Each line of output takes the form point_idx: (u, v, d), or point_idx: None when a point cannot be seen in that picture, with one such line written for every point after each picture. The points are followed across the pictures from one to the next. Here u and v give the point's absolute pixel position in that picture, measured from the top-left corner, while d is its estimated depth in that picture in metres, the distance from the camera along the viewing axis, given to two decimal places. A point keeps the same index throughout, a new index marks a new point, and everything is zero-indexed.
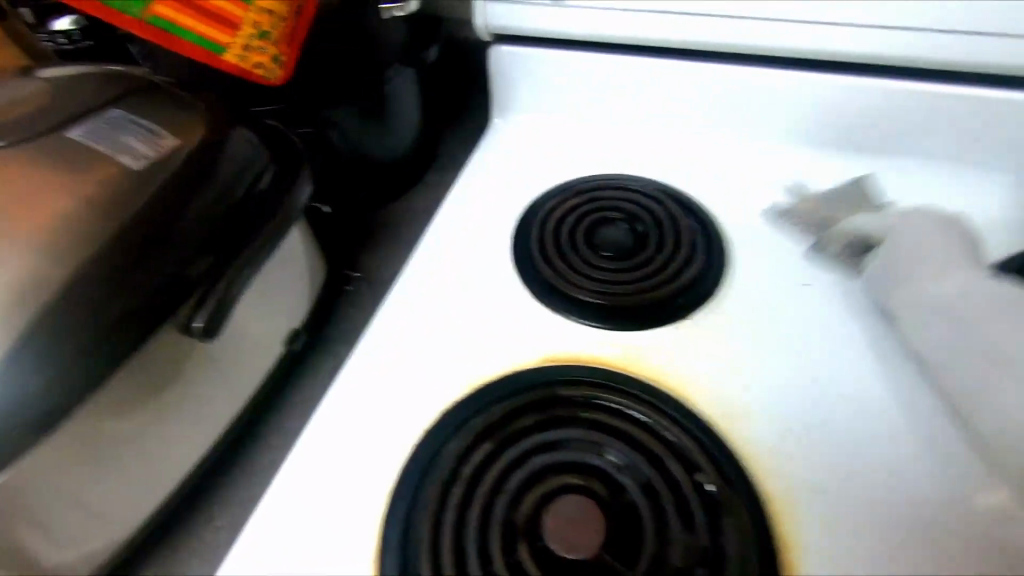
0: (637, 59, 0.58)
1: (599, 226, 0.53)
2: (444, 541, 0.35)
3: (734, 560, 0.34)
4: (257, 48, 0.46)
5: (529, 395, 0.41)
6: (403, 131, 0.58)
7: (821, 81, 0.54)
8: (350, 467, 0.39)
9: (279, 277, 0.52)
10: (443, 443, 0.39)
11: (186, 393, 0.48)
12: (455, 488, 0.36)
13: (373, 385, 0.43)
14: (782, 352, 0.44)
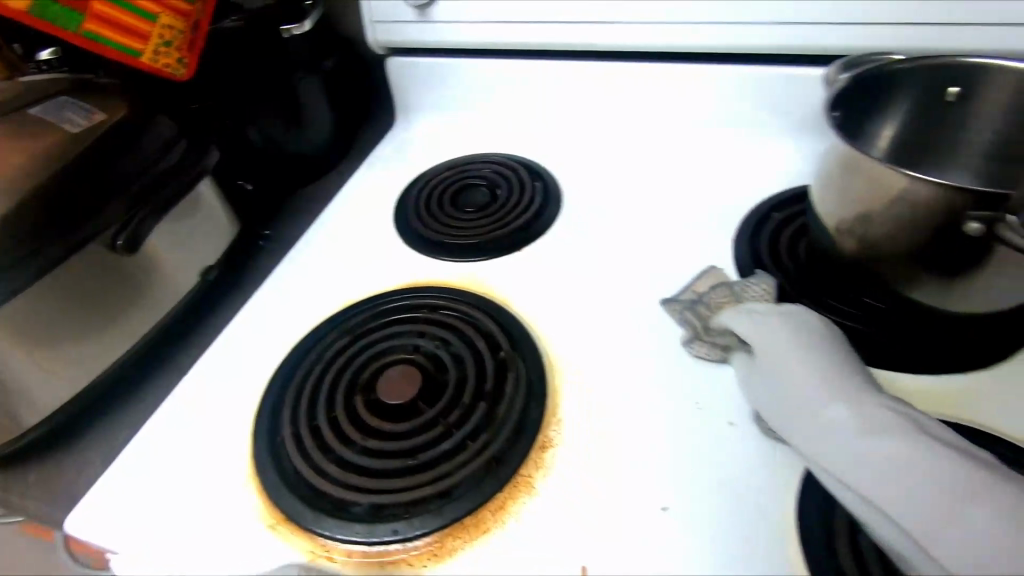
0: (502, 61, 0.71)
1: (464, 192, 0.67)
2: (303, 398, 0.47)
3: (511, 398, 0.46)
4: (167, 52, 0.50)
5: (386, 308, 0.54)
6: (315, 127, 0.70)
7: (649, 68, 0.64)
8: (244, 366, 0.52)
9: (192, 225, 0.57)
10: (316, 341, 0.52)
11: (100, 323, 0.50)
12: (317, 366, 0.49)
13: (271, 312, 0.56)
14: (589, 270, 0.56)
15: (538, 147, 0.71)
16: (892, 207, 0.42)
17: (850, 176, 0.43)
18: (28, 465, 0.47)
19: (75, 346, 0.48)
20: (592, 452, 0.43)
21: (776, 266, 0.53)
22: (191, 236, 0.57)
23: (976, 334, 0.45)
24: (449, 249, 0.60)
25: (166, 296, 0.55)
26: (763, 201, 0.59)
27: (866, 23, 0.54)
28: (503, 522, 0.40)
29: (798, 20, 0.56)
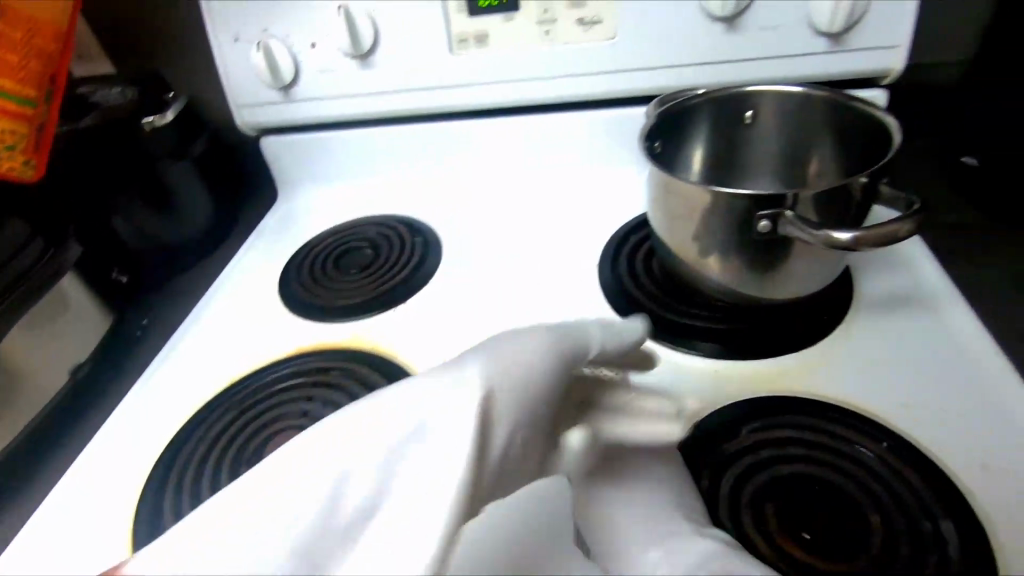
0: (373, 129, 0.74)
1: (347, 255, 0.69)
2: (186, 482, 0.46)
3: None
4: (6, 155, 0.50)
5: (273, 378, 0.55)
6: (192, 210, 0.71)
7: (508, 121, 0.70)
8: (120, 461, 0.50)
9: (54, 323, 0.55)
10: (201, 421, 0.52)
11: None
12: (201, 447, 0.49)
13: (150, 401, 0.55)
14: (471, 312, 0.59)
15: (418, 203, 0.75)
16: (708, 216, 0.47)
17: (671, 194, 0.49)
18: None
19: None
20: None
21: (636, 282, 0.58)
22: (58, 334, 0.55)
23: (804, 326, 0.51)
24: (338, 311, 0.61)
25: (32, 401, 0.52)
26: (622, 226, 0.65)
27: (680, 66, 0.62)
28: None
29: (624, 69, 0.63)
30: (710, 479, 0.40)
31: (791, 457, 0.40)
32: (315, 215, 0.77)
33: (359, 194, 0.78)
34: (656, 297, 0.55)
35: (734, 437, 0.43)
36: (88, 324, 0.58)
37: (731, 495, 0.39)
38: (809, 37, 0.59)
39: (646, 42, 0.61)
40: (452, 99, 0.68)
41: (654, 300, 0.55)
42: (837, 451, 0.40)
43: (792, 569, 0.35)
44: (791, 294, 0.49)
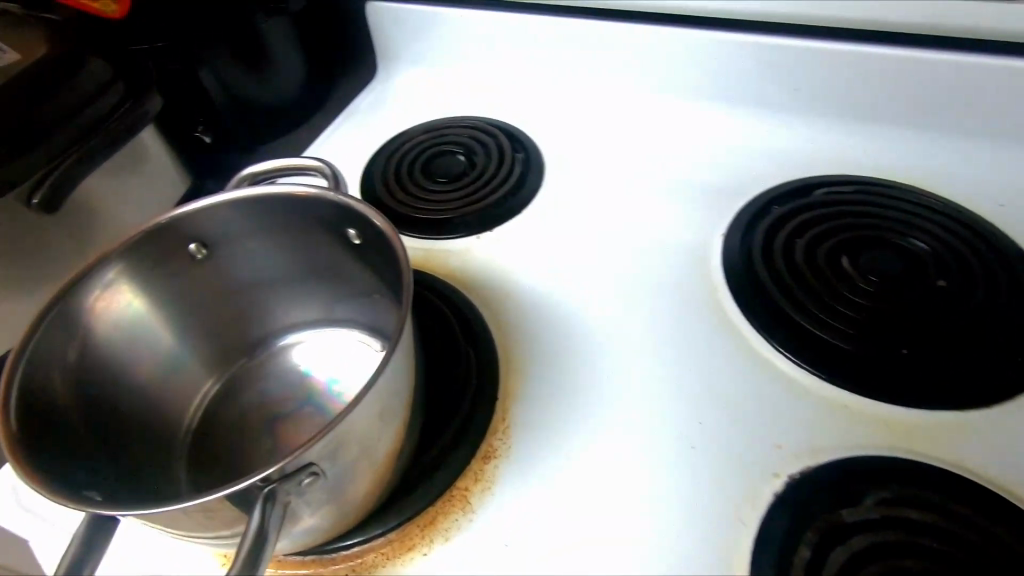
0: (493, 13, 0.64)
1: (439, 156, 0.61)
2: (246, 395, 0.40)
3: (473, 399, 0.42)
4: None
5: (339, 286, 0.41)
6: (287, 77, 0.64)
7: (653, 31, 0.59)
8: (174, 355, 0.39)
9: (127, 183, 0.53)
10: (255, 334, 0.42)
11: (37, 267, 0.48)
12: (246, 360, 0.42)
13: (190, 291, 0.39)
14: (561, 254, 0.52)
15: (528, 112, 0.65)
16: (332, 263, 0.40)
17: (407, 340, 0.31)
18: None
19: (11, 294, 0.46)
20: (541, 475, 0.39)
21: (769, 266, 0.48)
22: (131, 187, 0.54)
23: (974, 357, 0.41)
24: (274, 377, 0.41)
25: (163, 450, 0.37)
26: (763, 193, 0.54)
27: None
28: (431, 541, 0.37)
29: None
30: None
31: (938, 561, 0.32)
32: (411, 103, 0.69)
33: (464, 87, 0.69)
34: (791, 293, 0.45)
35: (858, 505, 0.35)
36: (159, 186, 0.56)
37: None
38: None
39: None
40: None
41: (790, 297, 0.45)
42: (957, 519, 0.34)
43: None
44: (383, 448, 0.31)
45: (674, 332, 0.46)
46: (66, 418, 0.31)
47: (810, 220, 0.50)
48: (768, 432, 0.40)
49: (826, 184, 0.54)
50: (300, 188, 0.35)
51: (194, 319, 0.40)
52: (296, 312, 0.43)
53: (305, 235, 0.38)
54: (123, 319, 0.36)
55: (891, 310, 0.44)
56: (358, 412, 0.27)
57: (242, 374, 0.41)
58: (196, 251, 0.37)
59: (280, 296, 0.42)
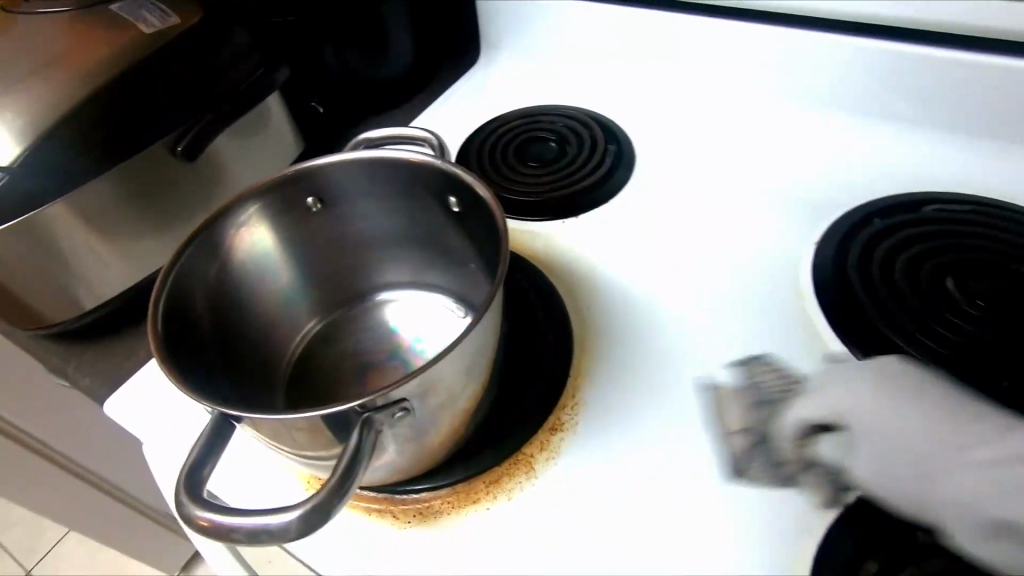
0: (601, 6, 0.66)
1: (533, 141, 0.63)
2: (344, 340, 0.44)
3: (546, 373, 0.43)
4: None
5: (434, 251, 0.44)
6: (399, 56, 0.68)
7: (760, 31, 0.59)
8: (286, 296, 0.43)
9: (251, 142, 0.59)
10: (355, 287, 0.46)
11: (174, 207, 0.54)
12: (344, 310, 0.46)
13: (306, 239, 0.42)
14: (644, 246, 0.52)
15: (624, 105, 0.66)
16: (431, 228, 0.42)
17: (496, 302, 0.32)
18: (107, 334, 0.52)
19: (152, 229, 0.53)
20: (605, 456, 0.40)
21: (863, 279, 0.46)
22: (253, 145, 0.59)
23: None
24: (368, 328, 0.44)
25: (269, 375, 0.41)
26: (865, 204, 0.52)
27: None
28: (494, 497, 0.39)
29: None
30: None
31: None
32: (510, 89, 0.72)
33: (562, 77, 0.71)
34: (886, 310, 0.44)
35: (939, 531, 0.34)
36: (276, 147, 0.62)
37: None
38: None
39: None
40: None
41: (884, 314, 0.44)
42: None
43: None
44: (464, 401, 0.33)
45: (754, 333, 0.45)
46: (199, 335, 0.35)
47: (914, 236, 0.48)
48: None
49: (937, 201, 0.51)
50: (413, 155, 0.37)
51: (307, 264, 0.44)
52: (391, 271, 0.46)
53: (409, 198, 0.41)
54: (251, 253, 0.40)
55: (997, 338, 0.41)
56: (449, 360, 0.29)
57: (341, 321, 0.45)
58: (312, 204, 0.40)
59: (381, 254, 0.45)
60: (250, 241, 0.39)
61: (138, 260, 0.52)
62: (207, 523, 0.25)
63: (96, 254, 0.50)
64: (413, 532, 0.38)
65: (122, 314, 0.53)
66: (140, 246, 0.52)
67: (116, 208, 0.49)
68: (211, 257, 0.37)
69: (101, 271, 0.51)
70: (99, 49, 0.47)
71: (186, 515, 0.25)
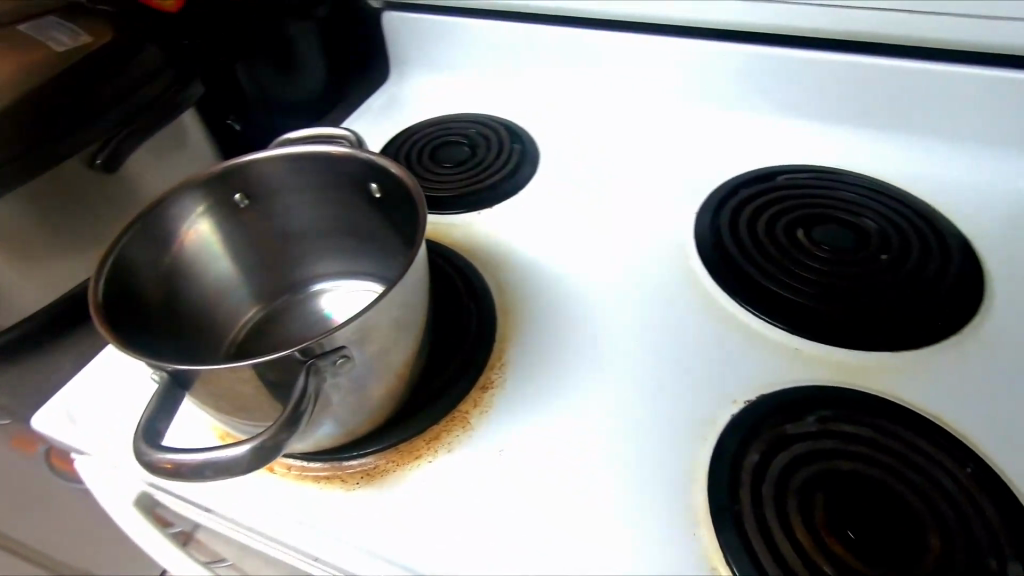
0: (496, 23, 0.73)
1: (446, 144, 0.68)
2: (282, 328, 0.46)
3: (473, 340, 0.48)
4: None
5: (364, 243, 0.47)
6: (309, 73, 0.72)
7: (635, 39, 0.68)
8: (226, 288, 0.45)
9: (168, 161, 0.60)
10: (293, 278, 0.48)
11: (89, 224, 0.54)
12: (282, 300, 0.48)
13: (243, 235, 0.44)
14: (552, 229, 0.58)
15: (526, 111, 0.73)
16: (360, 222, 0.45)
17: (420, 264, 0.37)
18: (31, 355, 0.51)
19: (71, 244, 0.53)
20: (532, 404, 0.45)
21: (734, 239, 0.54)
22: (171, 163, 0.60)
23: (908, 310, 0.47)
24: (305, 317, 0.47)
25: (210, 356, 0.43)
26: (733, 178, 0.61)
27: (825, 6, 0.58)
28: (435, 452, 0.42)
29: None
30: (806, 478, 0.37)
31: (864, 460, 0.38)
32: (420, 101, 0.77)
33: (469, 89, 0.78)
34: (753, 261, 0.52)
35: (801, 421, 0.40)
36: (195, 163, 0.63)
37: (779, 479, 0.37)
38: None
39: None
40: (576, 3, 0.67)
41: (751, 264, 0.52)
42: (883, 429, 0.39)
43: (831, 541, 0.35)
44: (398, 358, 0.37)
45: (651, 289, 0.52)
46: (142, 316, 0.37)
47: (771, 201, 0.57)
48: (728, 368, 0.46)
49: (787, 171, 0.61)
50: (338, 149, 0.41)
51: (250, 256, 0.46)
52: (325, 264, 0.48)
53: (336, 190, 0.44)
54: (198, 245, 0.42)
55: (840, 274, 0.50)
56: (380, 311, 0.33)
57: (281, 309, 0.48)
58: (241, 201, 0.43)
59: (317, 247, 0.48)
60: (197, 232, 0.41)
61: (57, 277, 0.53)
62: (169, 464, 0.29)
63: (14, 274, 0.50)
64: (362, 493, 0.41)
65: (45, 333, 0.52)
66: (60, 262, 0.53)
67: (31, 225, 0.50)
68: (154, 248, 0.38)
69: (21, 291, 0.50)
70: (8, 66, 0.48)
71: (148, 459, 0.29)
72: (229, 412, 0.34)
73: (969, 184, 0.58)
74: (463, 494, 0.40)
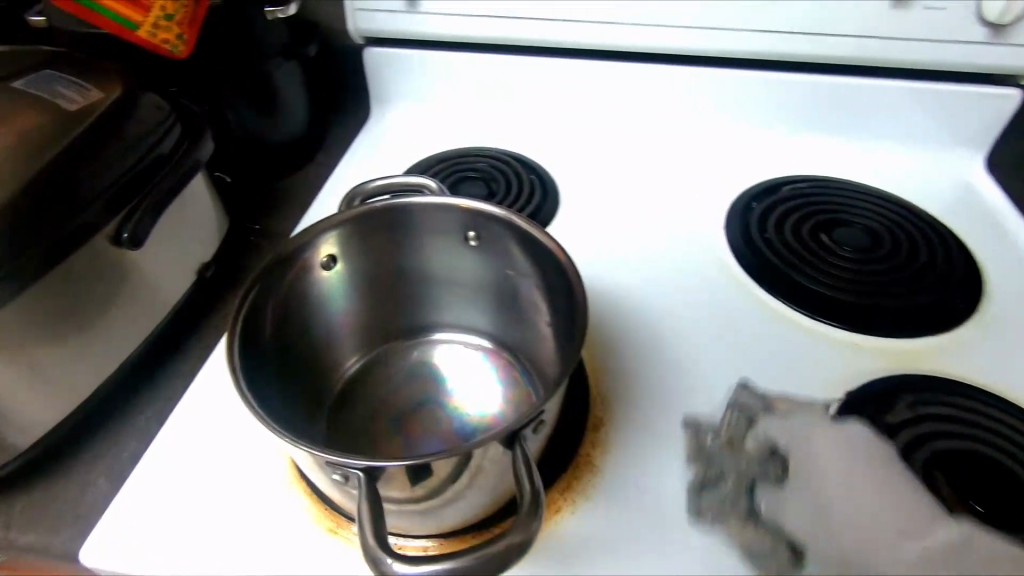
0: (490, 55, 0.72)
1: (462, 182, 0.66)
2: (382, 376, 0.46)
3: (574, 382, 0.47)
4: (165, 26, 0.49)
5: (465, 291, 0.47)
6: (295, 116, 0.67)
7: (633, 68, 0.69)
8: (331, 334, 0.45)
9: (185, 229, 0.51)
10: (398, 325, 0.48)
11: (108, 315, 0.44)
12: (382, 349, 0.47)
13: (352, 282, 0.45)
14: (601, 260, 0.59)
15: (530, 141, 0.72)
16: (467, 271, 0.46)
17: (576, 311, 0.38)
18: (42, 479, 0.42)
19: (88, 341, 0.43)
20: (651, 433, 0.44)
21: (771, 247, 0.58)
22: (184, 236, 0.51)
23: (938, 296, 0.54)
24: (404, 370, 0.46)
25: (318, 400, 0.43)
26: (745, 192, 0.65)
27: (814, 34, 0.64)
28: (574, 501, 0.41)
29: (771, 29, 0.63)
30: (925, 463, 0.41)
31: (958, 437, 0.42)
32: (416, 137, 0.74)
33: (463, 121, 0.75)
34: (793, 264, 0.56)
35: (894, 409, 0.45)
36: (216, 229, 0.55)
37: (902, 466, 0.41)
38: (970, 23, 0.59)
39: (802, 8, 0.61)
40: (577, 35, 0.67)
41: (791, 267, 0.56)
42: (963, 408, 0.45)
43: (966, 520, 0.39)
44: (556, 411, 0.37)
45: (718, 302, 0.54)
46: (263, 358, 0.38)
47: (789, 210, 0.62)
48: (810, 371, 0.49)
49: (790, 181, 0.66)
50: (457, 202, 0.41)
51: (362, 300, 0.46)
52: (431, 312, 0.48)
53: (462, 240, 0.44)
54: (325, 282, 0.44)
55: (873, 270, 0.56)
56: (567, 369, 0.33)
57: (384, 358, 0.47)
58: (326, 264, 0.42)
59: (433, 294, 0.48)
60: (326, 275, 0.43)
61: (73, 385, 0.43)
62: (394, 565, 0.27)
63: (14, 389, 0.40)
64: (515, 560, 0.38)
65: (56, 449, 0.43)
66: (74, 371, 0.43)
67: (35, 331, 0.40)
68: (277, 292, 0.40)
69: (25, 407, 0.41)
70: (10, 132, 0.41)
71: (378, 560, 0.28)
72: (399, 501, 0.32)
73: (937, 183, 0.66)
74: (620, 541, 0.39)
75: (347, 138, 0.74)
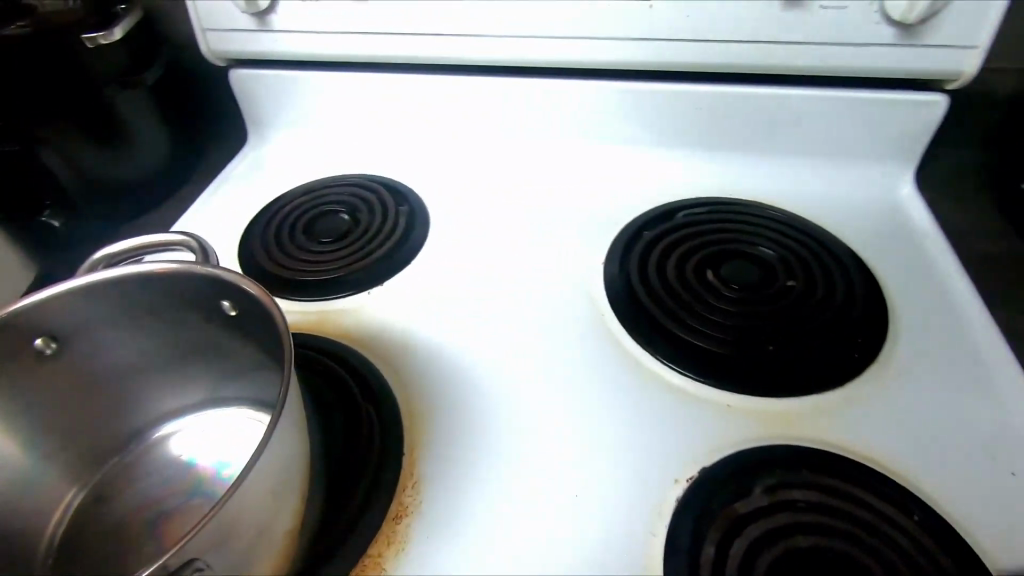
0: (360, 74, 0.65)
1: (322, 217, 0.60)
2: (120, 485, 0.48)
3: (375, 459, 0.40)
4: None
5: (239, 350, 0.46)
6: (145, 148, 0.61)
7: (511, 82, 0.62)
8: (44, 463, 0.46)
9: None
10: (124, 431, 0.49)
11: None
12: (118, 457, 0.49)
13: (41, 413, 0.45)
14: (454, 303, 0.52)
15: (409, 166, 0.66)
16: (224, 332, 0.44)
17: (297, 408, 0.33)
18: None
19: None
20: (457, 527, 0.38)
21: (646, 285, 0.51)
22: None
23: (833, 342, 0.46)
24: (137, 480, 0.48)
25: (33, 539, 0.44)
26: (633, 220, 0.58)
27: None
28: None
29: (647, 36, 0.55)
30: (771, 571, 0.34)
31: (820, 532, 0.35)
32: (290, 166, 0.68)
33: (341, 146, 0.69)
34: (665, 306, 0.49)
35: (748, 496, 0.37)
36: None
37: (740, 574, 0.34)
38: (877, 23, 0.51)
39: (677, 14, 0.53)
40: (445, 50, 0.61)
41: (663, 309, 0.49)
42: (835, 492, 0.37)
43: None
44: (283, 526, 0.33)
45: (573, 355, 0.48)
46: None
47: (677, 239, 0.55)
48: (665, 440, 0.42)
49: (686, 206, 0.59)
50: (165, 266, 0.40)
51: (56, 428, 0.46)
52: (158, 406, 0.50)
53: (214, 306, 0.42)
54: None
55: (757, 311, 0.48)
56: (239, 494, 0.29)
57: (109, 473, 0.48)
58: (44, 345, 0.42)
59: (148, 390, 0.49)
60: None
61: None
62: None
63: None
64: None
65: None
66: None
67: None
68: None
69: None
70: None
71: None
72: None
73: (855, 203, 0.59)
74: None
75: (217, 168, 0.69)
